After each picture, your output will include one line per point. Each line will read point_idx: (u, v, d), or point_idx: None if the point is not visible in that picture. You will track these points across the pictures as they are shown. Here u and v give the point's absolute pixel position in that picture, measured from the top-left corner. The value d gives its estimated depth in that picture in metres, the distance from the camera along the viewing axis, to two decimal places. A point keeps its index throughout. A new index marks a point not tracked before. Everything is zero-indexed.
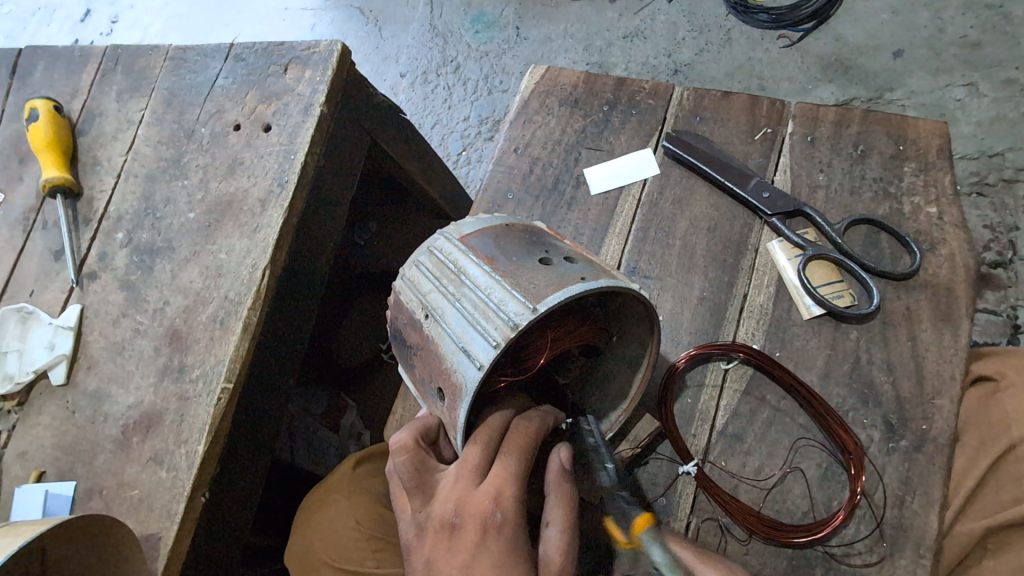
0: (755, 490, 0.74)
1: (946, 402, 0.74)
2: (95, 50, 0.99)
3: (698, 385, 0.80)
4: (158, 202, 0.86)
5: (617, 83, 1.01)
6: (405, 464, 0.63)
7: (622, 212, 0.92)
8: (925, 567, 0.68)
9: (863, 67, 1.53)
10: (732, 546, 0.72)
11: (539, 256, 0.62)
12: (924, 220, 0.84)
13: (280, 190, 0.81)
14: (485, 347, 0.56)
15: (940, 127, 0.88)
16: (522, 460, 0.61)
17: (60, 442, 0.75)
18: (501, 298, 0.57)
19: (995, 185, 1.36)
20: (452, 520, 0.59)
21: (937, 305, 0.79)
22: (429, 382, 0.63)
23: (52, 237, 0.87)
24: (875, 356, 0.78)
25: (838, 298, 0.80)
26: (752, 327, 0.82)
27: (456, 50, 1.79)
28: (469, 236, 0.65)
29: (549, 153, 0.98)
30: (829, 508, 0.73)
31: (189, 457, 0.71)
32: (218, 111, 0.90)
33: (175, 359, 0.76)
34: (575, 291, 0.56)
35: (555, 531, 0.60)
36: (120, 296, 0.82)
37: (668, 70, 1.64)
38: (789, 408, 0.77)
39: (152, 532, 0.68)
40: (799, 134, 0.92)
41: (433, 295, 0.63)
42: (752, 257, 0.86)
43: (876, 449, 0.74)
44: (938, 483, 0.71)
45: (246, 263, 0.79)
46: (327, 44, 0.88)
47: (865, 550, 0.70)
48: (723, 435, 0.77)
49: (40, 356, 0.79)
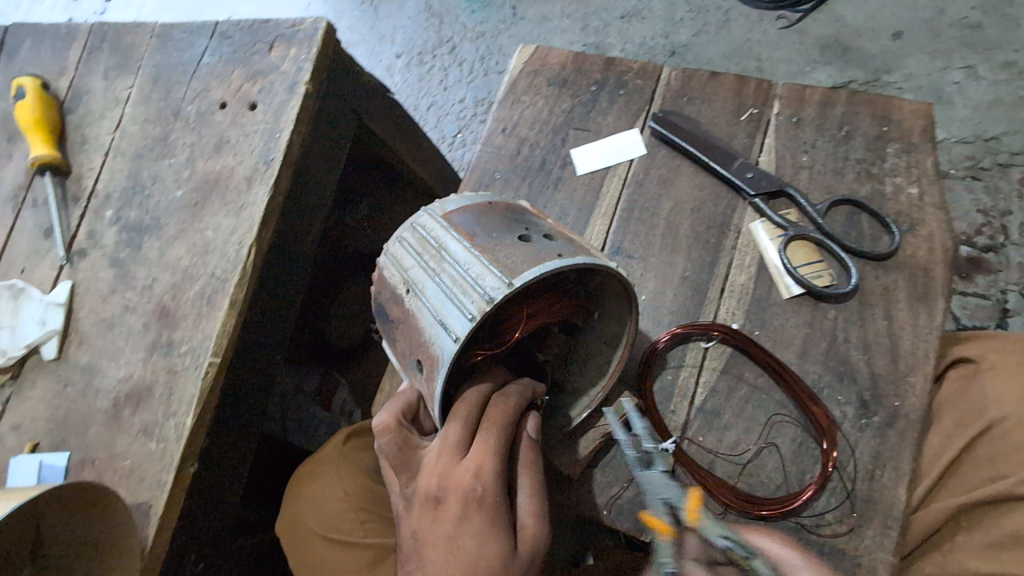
0: (731, 465, 0.76)
1: (919, 379, 0.76)
2: (81, 27, 0.99)
3: (678, 364, 0.81)
4: (146, 179, 0.87)
5: (606, 62, 1.01)
6: (390, 443, 0.65)
7: (608, 193, 0.92)
8: (891, 538, 0.70)
9: (861, 48, 1.52)
10: (708, 518, 0.75)
11: (519, 233, 0.63)
12: (906, 201, 0.84)
13: (266, 168, 0.82)
14: (462, 320, 0.57)
15: (926, 109, 0.89)
16: (500, 433, 0.62)
17: (52, 415, 0.77)
18: (479, 273, 0.59)
19: (989, 169, 1.36)
20: (435, 494, 0.61)
21: (915, 285, 0.80)
22: (409, 355, 0.64)
23: (42, 215, 0.88)
24: (852, 335, 0.79)
25: (818, 278, 0.81)
26: (732, 306, 0.83)
27: (451, 30, 1.77)
28: (452, 212, 0.66)
29: (536, 133, 0.98)
30: (802, 481, 0.75)
31: (177, 430, 0.72)
32: (204, 90, 0.90)
33: (164, 334, 0.78)
34: (551, 267, 0.57)
35: (527, 497, 0.63)
36: (108, 273, 0.83)
37: (665, 51, 1.63)
38: (764, 385, 0.79)
39: (142, 500, 0.70)
40: (785, 114, 0.92)
41: (415, 271, 0.64)
42: (735, 238, 0.87)
43: (849, 424, 0.76)
44: (908, 457, 0.73)
45: (232, 242, 0.80)
46: (313, 21, 0.87)
47: (835, 521, 0.72)
48: (701, 411, 0.79)
49: (31, 331, 0.80)
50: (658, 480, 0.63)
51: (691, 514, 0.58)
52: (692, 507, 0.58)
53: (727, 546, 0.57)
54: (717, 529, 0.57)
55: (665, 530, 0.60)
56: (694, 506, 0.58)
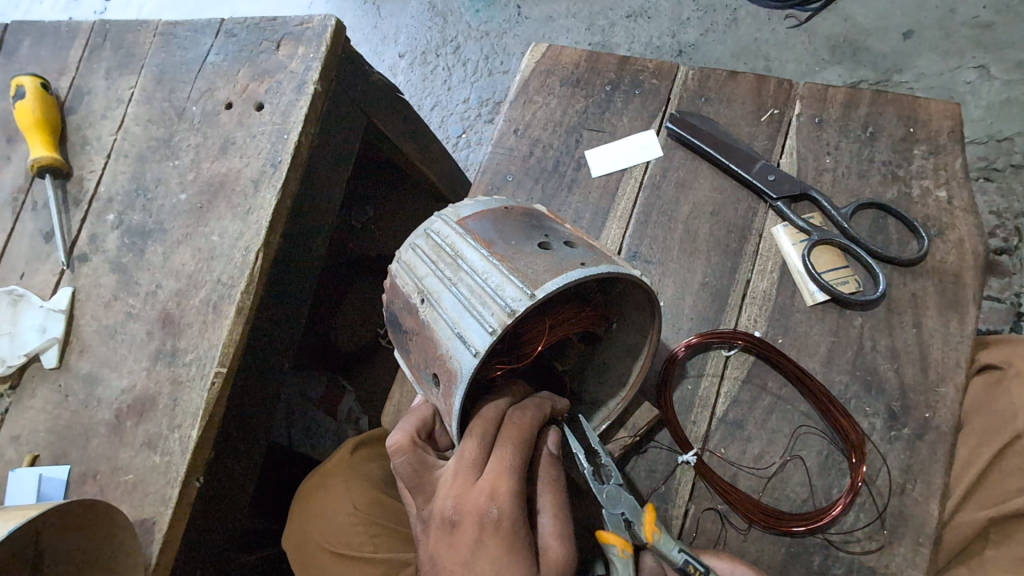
0: (755, 478, 0.74)
1: (950, 389, 0.73)
2: (83, 25, 0.96)
3: (699, 374, 0.79)
4: (149, 182, 0.84)
5: (620, 61, 0.98)
6: (404, 463, 0.62)
7: (624, 196, 0.90)
8: (924, 555, 0.68)
9: (872, 48, 1.49)
10: (731, 533, 0.72)
11: (538, 240, 0.60)
12: (933, 205, 0.82)
13: (273, 171, 0.79)
14: (481, 333, 0.55)
15: (953, 109, 0.86)
16: (517, 451, 0.60)
17: (52, 426, 0.74)
18: (499, 283, 0.56)
19: (1003, 170, 1.33)
20: (451, 517, 0.59)
21: (944, 292, 0.77)
22: (424, 368, 0.62)
23: (42, 218, 0.85)
24: (879, 343, 0.76)
25: (843, 284, 0.79)
26: (755, 313, 0.81)
27: (456, 29, 1.75)
28: (467, 218, 0.63)
29: (549, 134, 0.96)
30: (829, 496, 0.72)
31: (183, 443, 0.70)
32: (209, 89, 0.87)
33: (168, 342, 0.75)
34: (574, 278, 0.54)
35: (548, 518, 0.60)
36: (111, 278, 0.80)
37: (673, 51, 1.60)
38: (789, 395, 0.76)
39: (147, 516, 0.68)
40: (806, 115, 0.89)
41: (430, 280, 0.61)
42: (756, 242, 0.84)
43: (878, 436, 0.73)
44: (940, 471, 0.71)
45: (239, 246, 0.77)
46: (321, 19, 0.85)
47: (864, 538, 0.70)
48: (723, 422, 0.76)
49: (31, 339, 0.78)
50: (614, 494, 0.64)
51: (650, 531, 0.63)
52: (648, 525, 0.64)
53: (685, 560, 0.63)
54: (673, 544, 0.64)
55: (624, 546, 0.62)
56: (651, 525, 0.64)
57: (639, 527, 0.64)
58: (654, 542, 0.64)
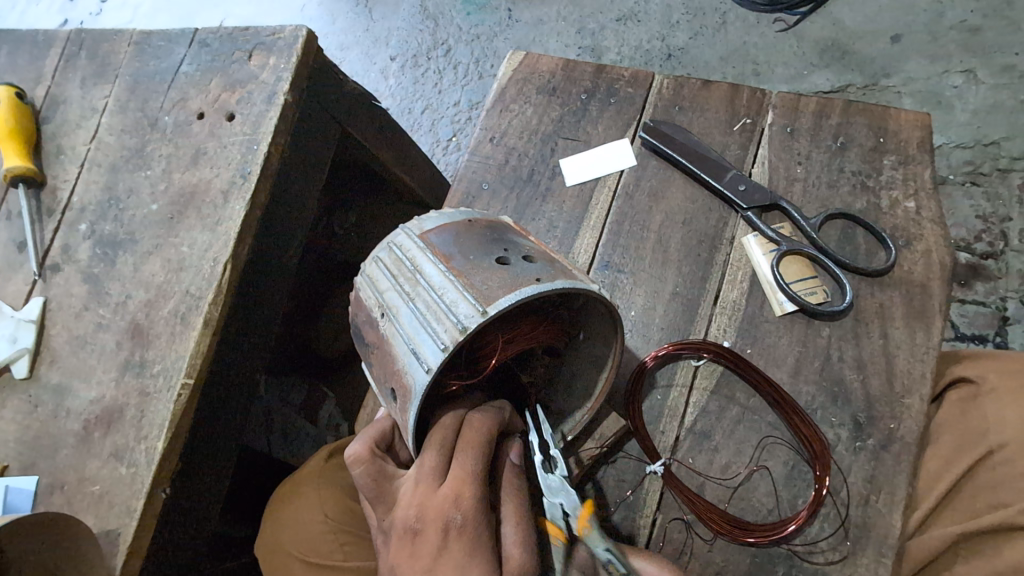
0: (722, 488, 0.74)
1: (915, 401, 0.73)
2: (59, 34, 0.96)
3: (668, 383, 0.79)
4: (121, 192, 0.84)
5: (596, 70, 0.99)
6: (364, 474, 0.63)
7: (597, 204, 0.90)
8: (886, 567, 0.68)
9: (858, 52, 1.49)
10: (697, 544, 0.72)
11: (497, 255, 0.60)
12: (902, 215, 0.82)
13: (243, 181, 0.80)
14: (434, 350, 0.55)
15: (923, 119, 0.86)
16: (479, 456, 0.60)
17: (22, 437, 0.75)
18: (454, 299, 0.56)
19: (989, 175, 1.34)
20: (413, 526, 0.58)
21: (911, 303, 0.78)
22: (384, 382, 0.62)
23: (15, 228, 0.85)
24: (846, 354, 0.77)
25: (811, 295, 0.79)
26: (724, 323, 0.81)
27: (446, 32, 1.75)
28: (429, 231, 0.64)
29: (525, 142, 0.96)
30: (794, 506, 0.72)
31: (148, 454, 0.70)
32: (182, 99, 0.87)
33: (136, 353, 0.75)
34: (526, 294, 0.55)
35: (511, 527, 0.60)
36: (82, 289, 0.80)
37: (660, 55, 1.60)
38: (757, 406, 0.76)
39: (112, 527, 0.68)
40: (778, 124, 0.89)
41: (390, 294, 0.62)
42: (727, 252, 0.84)
43: (843, 447, 0.73)
44: (903, 483, 0.71)
45: (207, 258, 0.77)
46: (293, 29, 0.85)
47: (828, 548, 0.70)
48: (691, 431, 0.76)
49: (2, 350, 0.78)
50: (555, 484, 0.63)
51: (581, 525, 0.61)
52: (582, 519, 0.61)
53: (609, 562, 0.59)
54: (602, 542, 0.60)
55: (557, 534, 0.62)
56: (585, 519, 0.61)
57: (574, 520, 0.62)
58: (585, 537, 0.61)
